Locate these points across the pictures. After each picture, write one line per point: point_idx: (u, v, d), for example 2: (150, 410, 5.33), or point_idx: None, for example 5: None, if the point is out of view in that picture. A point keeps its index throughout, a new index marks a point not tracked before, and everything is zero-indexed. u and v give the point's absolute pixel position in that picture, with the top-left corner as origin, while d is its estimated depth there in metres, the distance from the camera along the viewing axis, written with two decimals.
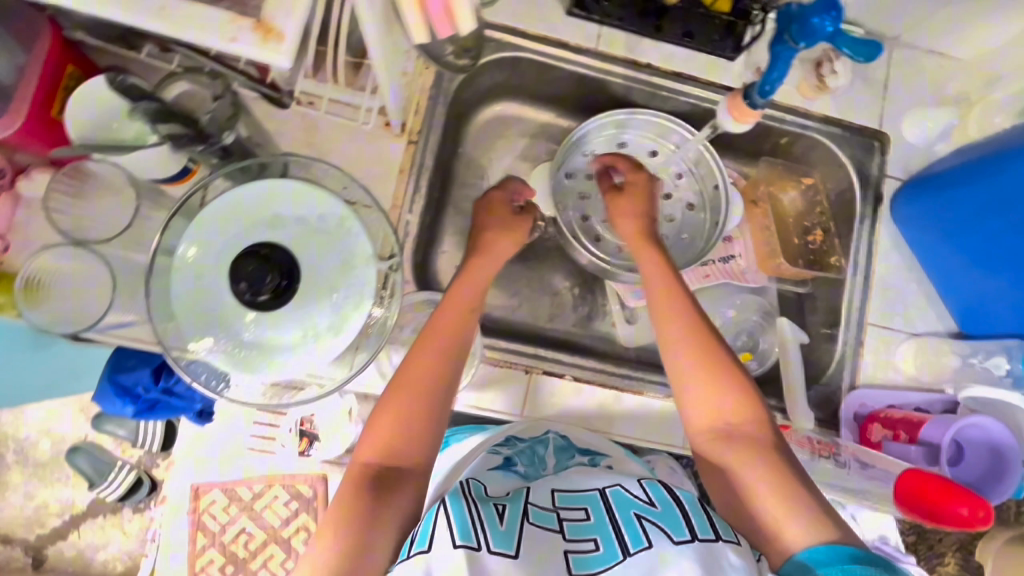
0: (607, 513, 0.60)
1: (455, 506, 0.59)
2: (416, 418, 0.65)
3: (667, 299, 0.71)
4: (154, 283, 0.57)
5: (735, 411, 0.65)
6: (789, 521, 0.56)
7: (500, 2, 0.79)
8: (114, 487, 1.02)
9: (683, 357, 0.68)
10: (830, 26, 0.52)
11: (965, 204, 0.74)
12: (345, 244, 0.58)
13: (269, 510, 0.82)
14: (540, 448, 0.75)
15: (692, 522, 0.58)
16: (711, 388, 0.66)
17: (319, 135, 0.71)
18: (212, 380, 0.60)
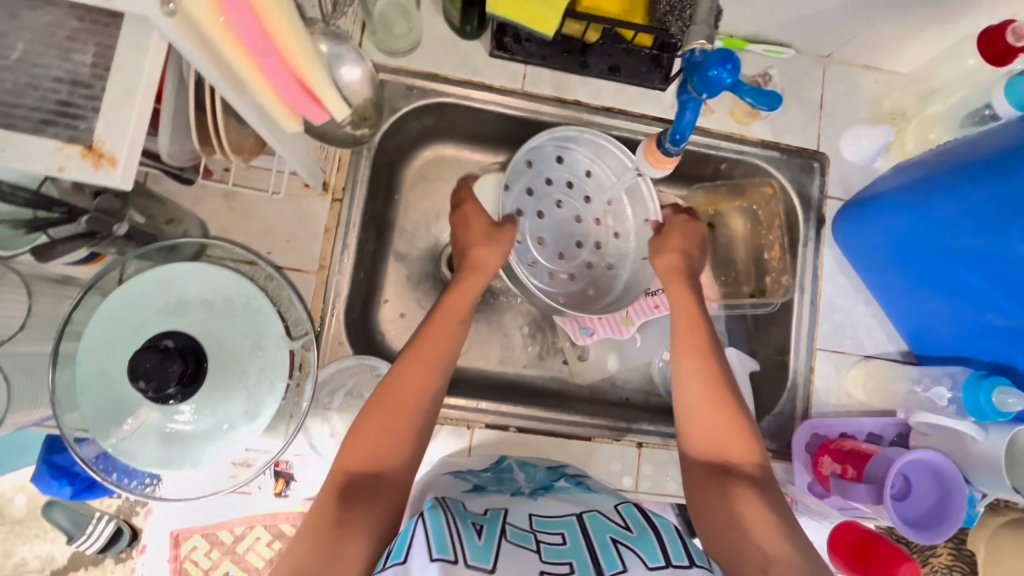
0: (583, 534, 0.56)
1: (431, 516, 0.53)
2: (396, 443, 0.60)
3: (682, 327, 0.71)
4: (57, 372, 0.53)
5: (739, 449, 0.63)
6: (779, 554, 0.53)
7: (421, 48, 0.77)
8: (91, 541, 0.74)
9: (692, 388, 0.66)
10: (728, 78, 0.52)
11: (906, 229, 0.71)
12: (255, 325, 0.58)
13: (253, 552, 0.76)
14: (507, 476, 0.71)
15: (667, 549, 0.54)
16: (715, 424, 0.64)
17: (239, 204, 0.70)
18: (125, 479, 0.58)
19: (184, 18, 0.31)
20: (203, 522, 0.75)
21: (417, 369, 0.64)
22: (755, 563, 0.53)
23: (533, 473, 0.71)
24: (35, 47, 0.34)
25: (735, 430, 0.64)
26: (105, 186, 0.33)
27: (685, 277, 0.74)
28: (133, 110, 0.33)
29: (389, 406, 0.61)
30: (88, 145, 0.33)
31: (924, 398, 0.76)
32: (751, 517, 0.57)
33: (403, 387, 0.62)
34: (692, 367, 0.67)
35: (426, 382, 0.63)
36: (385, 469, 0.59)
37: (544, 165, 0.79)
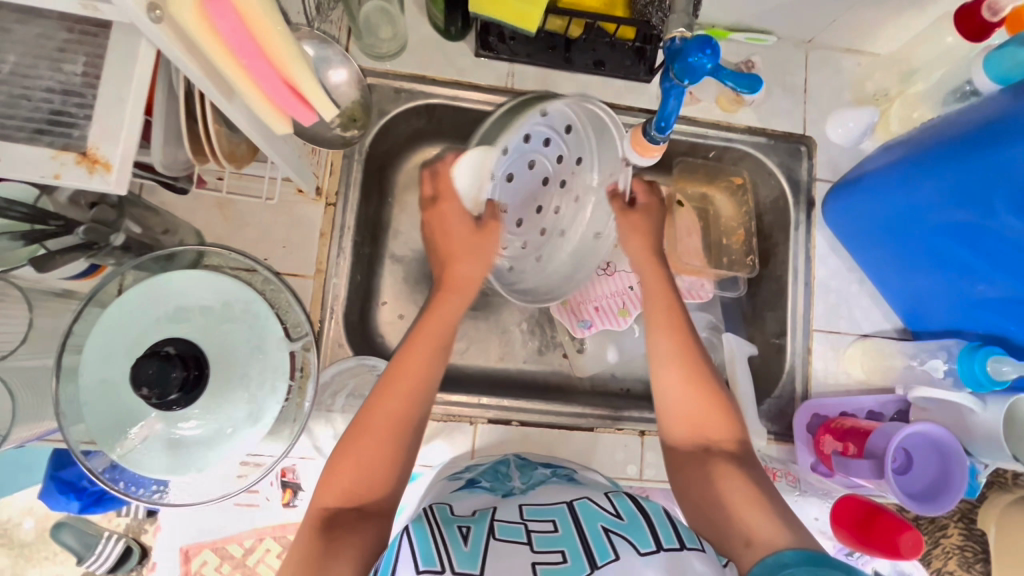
0: (573, 523, 0.55)
1: (415, 528, 0.53)
2: (376, 473, 0.57)
3: (660, 313, 0.70)
4: (62, 386, 0.54)
5: (714, 426, 0.63)
6: (763, 520, 0.53)
7: (408, 51, 0.78)
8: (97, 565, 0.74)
9: (669, 370, 0.67)
10: (709, 63, 0.52)
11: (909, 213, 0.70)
12: (255, 330, 0.58)
13: (263, 565, 0.76)
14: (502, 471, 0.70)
15: (658, 533, 0.53)
16: (693, 401, 0.65)
17: (233, 212, 0.71)
18: (132, 487, 0.58)
19: (170, 23, 0.32)
20: (212, 537, 0.75)
21: (394, 394, 0.60)
22: (741, 534, 0.53)
23: (529, 475, 0.69)
24: (28, 59, 0.34)
25: (710, 407, 0.64)
26: (100, 191, 0.34)
27: (657, 256, 0.74)
28: (124, 116, 0.34)
29: (368, 432, 0.58)
30: (82, 152, 0.33)
31: (921, 371, 0.77)
32: (731, 489, 0.57)
33: (382, 407, 0.60)
34: (669, 348, 0.68)
35: (405, 405, 0.61)
36: (367, 499, 0.56)
37: (534, 129, 0.68)
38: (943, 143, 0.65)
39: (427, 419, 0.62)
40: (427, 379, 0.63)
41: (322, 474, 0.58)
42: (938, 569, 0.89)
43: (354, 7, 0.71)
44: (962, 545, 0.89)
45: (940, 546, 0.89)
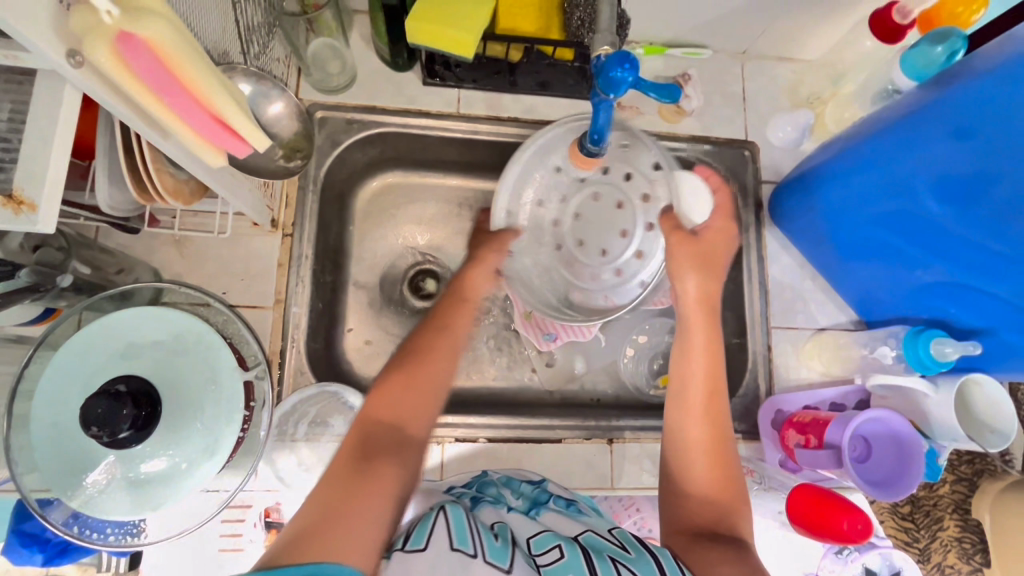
0: (583, 556, 0.52)
1: (453, 512, 0.53)
2: (426, 401, 0.60)
3: (697, 395, 0.64)
4: (12, 434, 0.54)
5: (727, 518, 0.59)
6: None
7: (357, 84, 0.80)
8: None
9: (695, 457, 0.62)
10: (630, 76, 0.55)
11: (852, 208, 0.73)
12: (207, 361, 0.58)
13: None
14: (491, 487, 0.69)
15: (662, 565, 0.52)
16: (716, 493, 0.61)
17: (191, 248, 0.72)
18: (86, 532, 0.57)
19: (91, 68, 0.35)
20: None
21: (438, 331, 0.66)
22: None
23: (518, 490, 0.69)
24: None
25: (730, 502, 0.60)
26: (30, 230, 0.35)
27: (712, 312, 0.67)
28: (49, 158, 0.35)
29: (419, 360, 0.63)
30: (8, 194, 0.34)
31: (874, 359, 0.78)
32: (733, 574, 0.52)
33: (425, 348, 0.64)
34: (697, 432, 0.63)
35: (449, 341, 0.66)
36: (405, 423, 0.58)
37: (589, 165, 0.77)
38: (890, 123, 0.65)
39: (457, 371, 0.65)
40: (453, 324, 0.68)
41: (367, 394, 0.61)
42: (937, 562, 0.89)
43: (300, 44, 0.74)
44: (960, 537, 0.90)
45: (938, 540, 0.90)
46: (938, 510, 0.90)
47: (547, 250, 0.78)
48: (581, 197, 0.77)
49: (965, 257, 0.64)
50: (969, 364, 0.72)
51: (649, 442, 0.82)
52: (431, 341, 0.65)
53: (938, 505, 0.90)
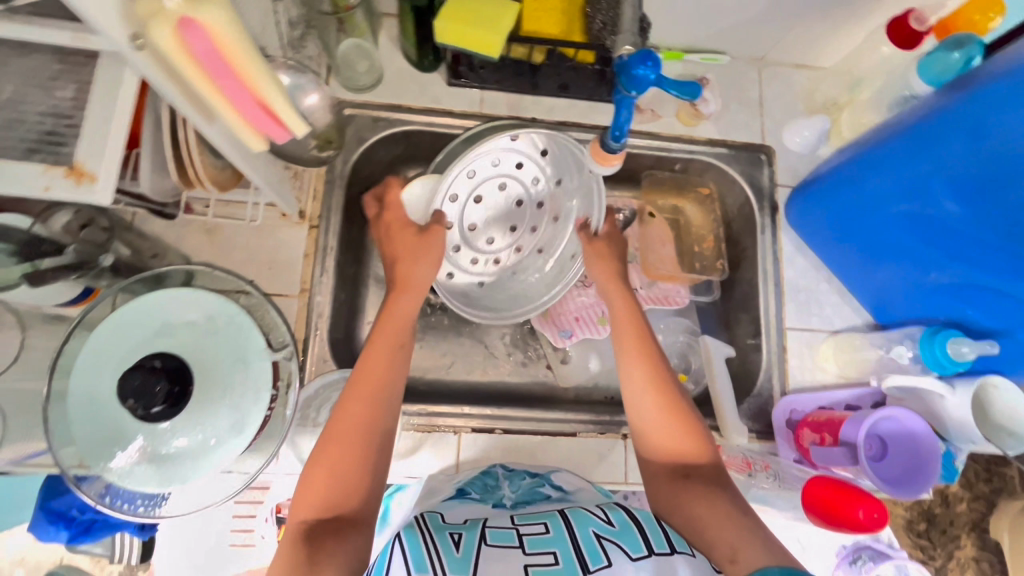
0: (569, 536, 0.56)
1: (408, 537, 0.56)
2: (350, 478, 0.60)
3: (631, 344, 0.69)
4: (49, 406, 0.56)
5: (691, 449, 0.63)
6: (743, 538, 0.54)
7: (383, 83, 0.83)
8: None
9: (642, 401, 0.66)
10: (653, 74, 0.57)
11: (859, 216, 0.75)
12: (237, 341, 0.60)
13: None
14: (492, 480, 0.74)
15: (648, 537, 0.56)
16: (677, 431, 0.64)
17: (220, 237, 0.74)
18: (117, 502, 0.59)
19: (152, 52, 0.37)
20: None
21: (354, 400, 0.63)
22: (723, 553, 0.54)
23: (517, 483, 0.73)
24: (24, 88, 0.38)
25: (689, 434, 0.64)
26: (89, 201, 0.37)
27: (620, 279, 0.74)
28: (108, 135, 0.38)
29: (335, 438, 0.61)
30: (70, 166, 0.37)
31: (890, 359, 0.78)
32: (712, 515, 0.57)
33: (337, 424, 0.62)
34: (640, 378, 0.67)
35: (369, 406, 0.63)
36: (342, 506, 0.58)
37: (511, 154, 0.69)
38: (897, 140, 0.66)
39: (387, 432, 0.64)
40: (388, 382, 0.65)
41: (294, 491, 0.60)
42: None
43: (331, 43, 0.77)
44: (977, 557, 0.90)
45: (956, 559, 0.90)
46: (956, 530, 0.89)
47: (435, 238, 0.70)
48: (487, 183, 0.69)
49: (977, 261, 0.65)
50: (989, 367, 0.72)
51: None
52: (352, 416, 0.62)
53: (955, 524, 0.90)
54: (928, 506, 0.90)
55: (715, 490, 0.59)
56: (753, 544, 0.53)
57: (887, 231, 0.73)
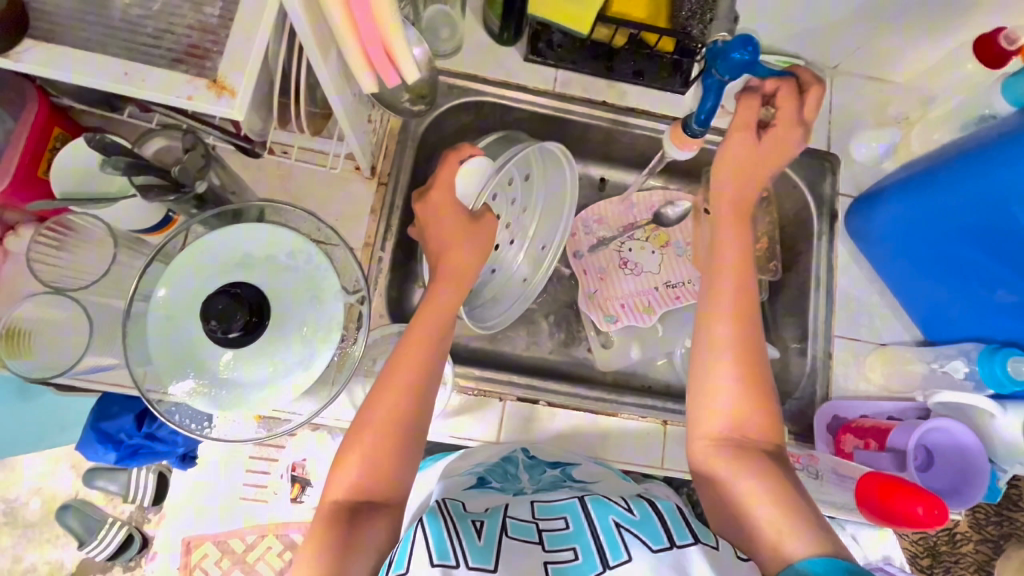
0: (588, 529, 0.57)
1: (430, 521, 0.57)
2: (392, 457, 0.61)
3: (725, 298, 0.62)
4: (129, 324, 0.59)
5: (758, 423, 0.58)
6: (792, 526, 0.51)
7: (462, 52, 0.84)
8: (103, 546, 0.97)
9: (720, 363, 0.60)
10: (748, 57, 0.60)
11: (935, 224, 0.73)
12: (315, 281, 0.62)
13: (263, 561, 0.90)
14: (511, 470, 0.74)
15: (669, 529, 0.55)
16: (751, 400, 0.59)
17: (293, 184, 0.76)
18: (187, 422, 0.62)
19: None
20: (215, 531, 0.90)
21: (395, 387, 0.64)
22: (768, 536, 0.52)
23: (539, 476, 0.72)
24: (174, 0, 0.40)
25: (760, 405, 0.59)
26: (225, 114, 0.39)
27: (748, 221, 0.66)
28: (250, 53, 0.39)
29: (377, 420, 0.62)
30: (213, 79, 0.39)
31: (942, 373, 0.79)
32: (762, 499, 0.54)
33: (376, 408, 0.63)
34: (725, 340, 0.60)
35: (414, 385, 0.64)
36: (378, 483, 0.60)
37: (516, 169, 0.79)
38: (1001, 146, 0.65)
39: (426, 410, 0.65)
40: (427, 375, 0.65)
41: (334, 465, 0.62)
42: None
43: (419, 5, 0.78)
44: None
45: None
46: (959, 569, 0.93)
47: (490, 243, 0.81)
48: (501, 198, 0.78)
49: None
50: None
51: None
52: (392, 407, 0.63)
53: (960, 563, 0.94)
54: (934, 543, 0.94)
55: (776, 470, 0.56)
56: (802, 532, 0.50)
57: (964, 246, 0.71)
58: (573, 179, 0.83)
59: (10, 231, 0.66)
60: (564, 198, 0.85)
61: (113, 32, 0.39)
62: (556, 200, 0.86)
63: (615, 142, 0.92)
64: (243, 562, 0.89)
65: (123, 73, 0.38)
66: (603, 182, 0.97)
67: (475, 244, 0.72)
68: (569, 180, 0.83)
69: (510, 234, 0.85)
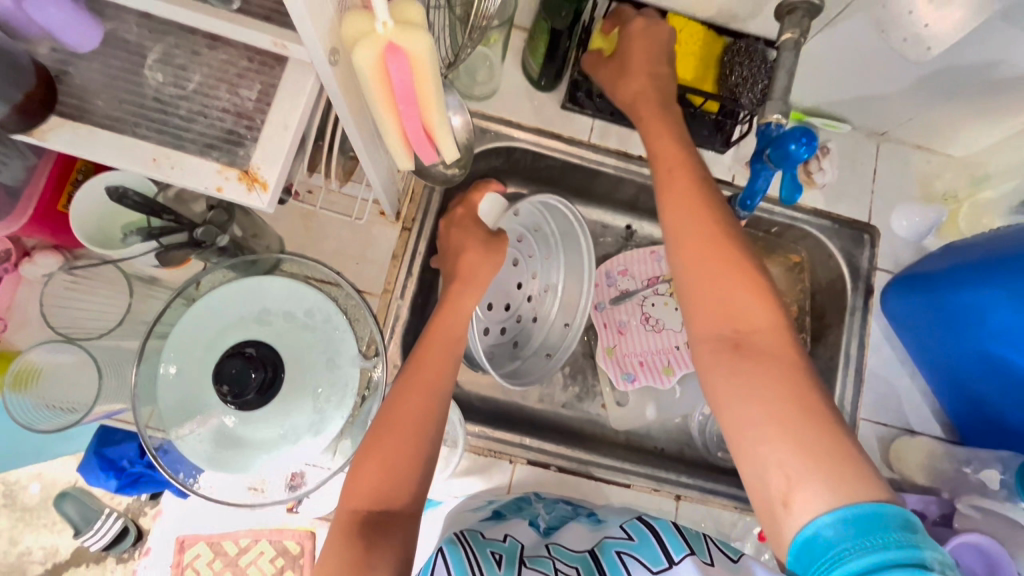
0: (596, 569, 0.58)
1: (450, 550, 0.59)
2: (406, 474, 0.59)
3: (686, 199, 0.60)
4: (141, 369, 0.57)
5: (760, 331, 0.54)
6: (805, 431, 0.48)
7: (498, 95, 0.81)
8: (96, 538, 0.86)
9: (692, 249, 0.58)
10: (804, 152, 0.58)
11: (961, 314, 0.72)
12: (332, 342, 0.60)
13: (254, 566, 0.85)
14: (525, 504, 0.74)
15: (666, 545, 0.57)
16: (747, 306, 0.54)
17: (316, 224, 0.74)
18: (189, 479, 0.59)
19: (341, 68, 0.38)
20: (210, 532, 0.84)
21: (414, 389, 0.63)
22: (776, 488, 0.47)
23: (552, 506, 0.74)
24: (210, 81, 0.40)
25: (752, 292, 0.55)
26: (253, 206, 0.39)
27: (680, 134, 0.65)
28: (283, 146, 0.39)
29: (393, 422, 0.60)
30: (245, 170, 0.39)
31: (974, 479, 0.75)
32: (773, 398, 0.50)
33: (391, 416, 0.61)
34: (694, 237, 0.58)
35: (427, 397, 0.63)
36: (391, 499, 0.58)
37: (532, 243, 0.87)
38: None
39: (443, 425, 0.63)
40: (444, 376, 0.65)
41: (346, 477, 0.59)
42: None
43: None
44: None
45: None
46: None
47: (511, 307, 0.87)
48: (512, 252, 0.86)
49: None
50: None
51: (714, 506, 0.81)
52: (411, 404, 0.61)
53: None
54: None
55: (789, 394, 0.50)
56: (816, 477, 0.46)
57: (995, 343, 0.69)
58: (584, 244, 0.83)
59: (26, 257, 0.63)
60: (581, 267, 0.85)
61: (154, 123, 0.39)
62: (576, 274, 0.86)
63: (647, 194, 0.89)
64: (234, 566, 0.84)
65: (154, 159, 0.38)
66: (629, 231, 0.94)
67: (493, 262, 0.74)
68: (583, 245, 0.83)
69: (532, 310, 0.87)
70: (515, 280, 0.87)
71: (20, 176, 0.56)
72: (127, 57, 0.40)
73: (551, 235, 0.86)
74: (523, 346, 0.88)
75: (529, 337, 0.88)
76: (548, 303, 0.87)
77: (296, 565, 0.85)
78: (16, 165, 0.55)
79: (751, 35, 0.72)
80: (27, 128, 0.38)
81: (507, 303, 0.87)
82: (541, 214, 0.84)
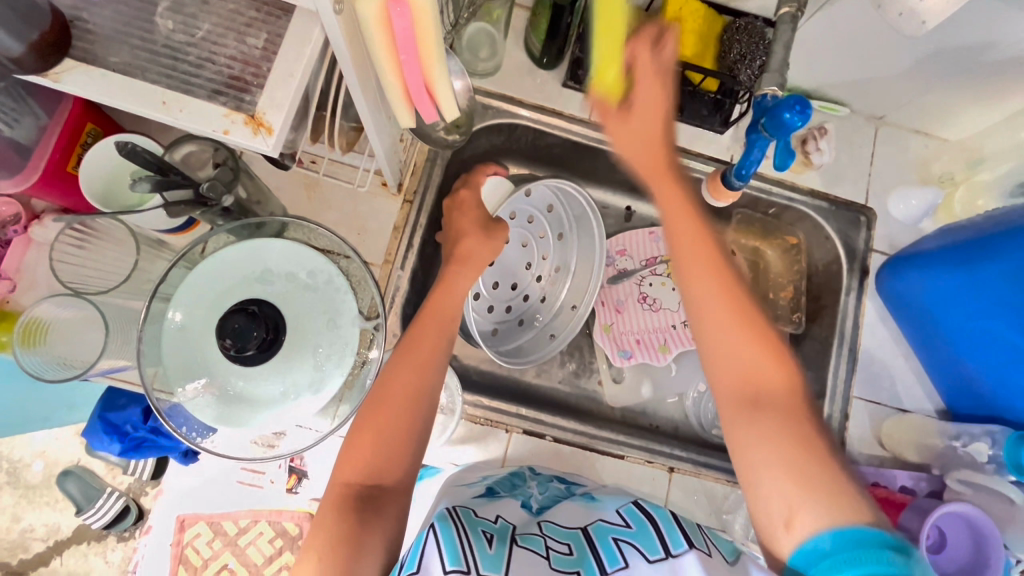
0: (589, 549, 0.59)
1: (442, 529, 0.57)
2: (398, 453, 0.60)
3: (705, 258, 0.56)
4: (146, 327, 0.58)
5: (777, 389, 0.53)
6: (806, 460, 0.49)
7: (500, 72, 0.82)
8: (98, 516, 0.86)
9: (712, 311, 0.55)
10: (798, 120, 0.59)
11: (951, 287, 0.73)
12: (333, 302, 0.62)
13: (252, 547, 0.86)
14: (519, 481, 0.74)
15: (666, 538, 0.57)
16: (769, 372, 0.53)
17: (320, 192, 0.76)
18: (193, 434, 0.60)
19: (347, 16, 0.39)
20: (211, 511, 0.85)
21: (407, 365, 0.64)
22: (780, 516, 0.49)
23: (545, 485, 0.74)
24: (218, 29, 0.43)
25: (767, 347, 0.54)
26: (258, 148, 0.41)
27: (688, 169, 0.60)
28: (288, 88, 0.41)
29: (382, 403, 0.61)
30: (251, 114, 0.41)
31: (964, 453, 0.76)
32: (784, 446, 0.50)
33: (383, 396, 0.61)
34: (715, 300, 0.54)
35: (419, 375, 0.63)
36: (383, 476, 0.59)
37: (544, 223, 0.88)
38: None
39: (434, 403, 0.64)
40: (437, 354, 0.66)
41: (340, 451, 0.61)
42: None
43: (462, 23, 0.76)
44: None
45: None
46: None
47: (522, 285, 0.88)
48: (522, 230, 0.87)
49: None
50: None
51: (707, 480, 0.83)
52: (405, 381, 0.62)
53: None
54: None
55: (802, 443, 0.50)
56: (817, 507, 0.47)
57: (985, 318, 0.70)
58: (597, 230, 0.84)
59: (35, 220, 0.66)
60: (593, 252, 0.86)
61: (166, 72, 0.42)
62: (587, 256, 0.87)
63: None
64: (232, 544, 0.85)
65: (164, 101, 0.41)
66: (629, 213, 0.95)
67: (492, 244, 0.76)
68: (596, 231, 0.85)
69: (541, 289, 0.89)
70: (524, 261, 0.88)
71: (33, 134, 0.58)
72: (140, 6, 0.43)
73: (563, 219, 0.87)
74: (527, 324, 0.89)
75: (533, 316, 0.89)
76: (557, 285, 0.89)
77: (294, 544, 0.86)
78: (28, 121, 0.57)
79: (750, 13, 0.73)
80: (43, 70, 0.40)
81: (516, 282, 0.88)
82: (549, 197, 0.85)
